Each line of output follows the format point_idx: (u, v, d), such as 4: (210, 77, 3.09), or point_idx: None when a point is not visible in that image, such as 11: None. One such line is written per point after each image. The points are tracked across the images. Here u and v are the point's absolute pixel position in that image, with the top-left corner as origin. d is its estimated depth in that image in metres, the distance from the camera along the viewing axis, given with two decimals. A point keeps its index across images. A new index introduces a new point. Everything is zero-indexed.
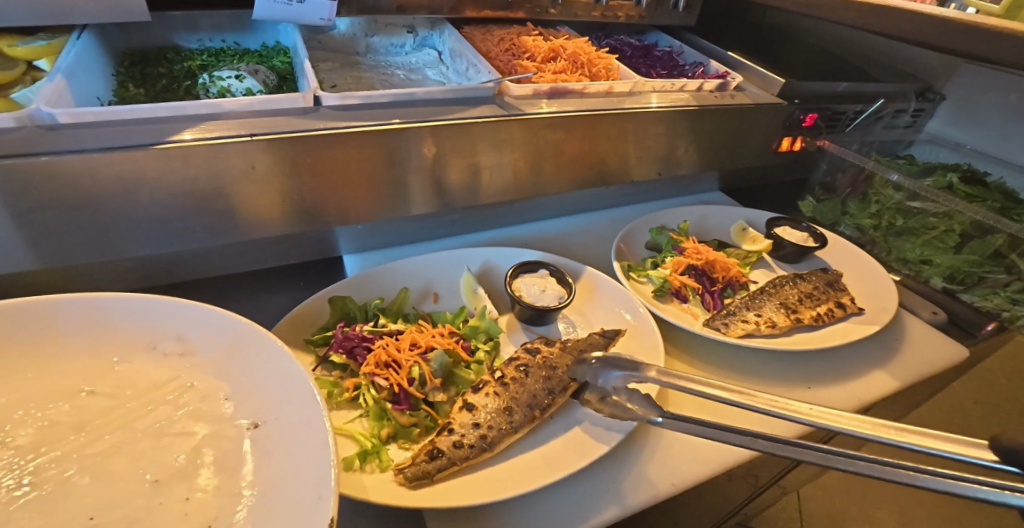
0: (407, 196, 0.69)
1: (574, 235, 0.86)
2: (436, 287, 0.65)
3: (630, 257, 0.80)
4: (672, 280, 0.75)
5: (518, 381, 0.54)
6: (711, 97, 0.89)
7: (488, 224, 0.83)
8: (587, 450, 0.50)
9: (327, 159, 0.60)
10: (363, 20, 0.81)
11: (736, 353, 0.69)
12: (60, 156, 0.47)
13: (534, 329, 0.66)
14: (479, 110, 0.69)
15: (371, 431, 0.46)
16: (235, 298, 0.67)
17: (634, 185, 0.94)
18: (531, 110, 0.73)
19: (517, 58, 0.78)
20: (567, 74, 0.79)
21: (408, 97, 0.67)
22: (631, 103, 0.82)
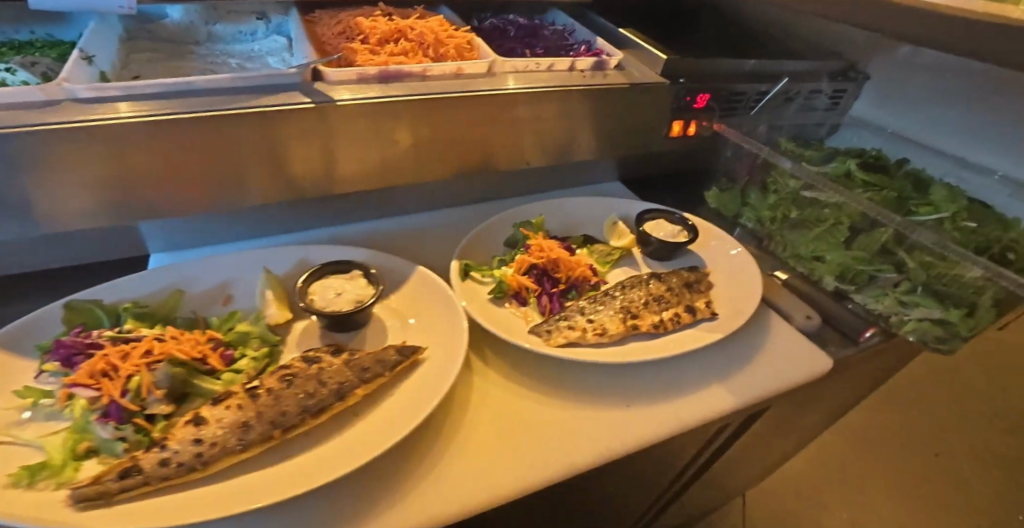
0: (215, 190, 0.65)
1: (428, 233, 0.83)
2: (232, 290, 0.61)
3: (478, 258, 0.75)
4: (512, 280, 0.70)
5: (272, 393, 0.50)
6: (581, 77, 0.83)
7: (332, 215, 0.80)
8: (323, 471, 0.45)
9: (89, 153, 0.55)
10: (199, 7, 0.77)
11: (559, 368, 0.65)
12: None
13: (334, 334, 0.60)
14: (282, 94, 0.64)
15: (62, 444, 0.43)
16: (27, 298, 0.63)
17: (504, 174, 0.91)
18: (348, 96, 0.66)
19: (347, 40, 0.71)
20: (405, 56, 0.72)
21: (189, 86, 0.61)
22: (481, 85, 0.76)
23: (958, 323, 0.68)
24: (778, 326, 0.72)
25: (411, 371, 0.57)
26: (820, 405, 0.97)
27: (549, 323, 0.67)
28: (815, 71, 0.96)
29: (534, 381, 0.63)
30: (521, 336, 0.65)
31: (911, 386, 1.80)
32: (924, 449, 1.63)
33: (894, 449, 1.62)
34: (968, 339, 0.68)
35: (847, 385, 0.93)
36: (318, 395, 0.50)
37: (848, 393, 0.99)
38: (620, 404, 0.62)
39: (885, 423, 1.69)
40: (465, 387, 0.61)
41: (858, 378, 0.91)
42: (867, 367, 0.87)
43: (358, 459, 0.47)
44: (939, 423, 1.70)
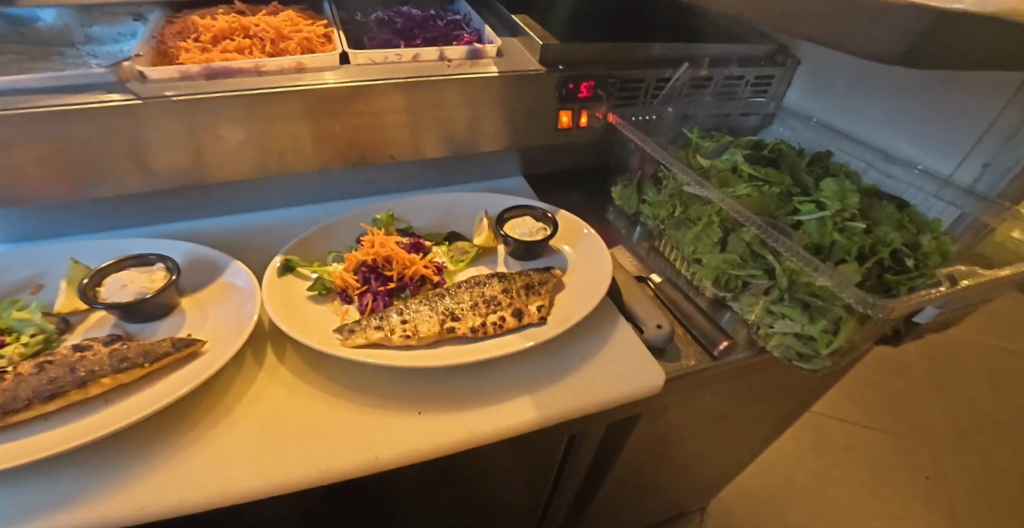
0: (43, 185, 0.67)
1: (291, 228, 0.82)
2: (44, 279, 0.63)
3: (320, 250, 0.75)
4: (335, 277, 0.68)
5: (16, 377, 0.50)
6: (443, 67, 0.79)
7: (192, 207, 0.80)
8: (26, 457, 0.45)
9: None
10: (74, 11, 0.79)
11: (363, 370, 0.63)
12: None
13: (126, 324, 0.61)
14: (93, 94, 0.64)
15: None
16: None
17: (380, 171, 0.88)
18: (173, 92, 0.67)
19: (182, 39, 0.73)
20: (238, 52, 0.72)
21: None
22: (321, 77, 0.74)
23: (819, 339, 0.62)
24: (616, 337, 0.66)
25: (191, 361, 0.57)
26: (718, 425, 0.90)
27: (359, 321, 0.63)
28: (726, 56, 0.87)
29: (328, 381, 0.61)
30: (328, 335, 0.63)
31: (896, 405, 1.72)
32: (915, 469, 1.56)
33: (874, 470, 1.55)
34: (833, 355, 0.63)
35: (741, 404, 0.84)
36: (59, 382, 0.50)
37: (752, 413, 0.91)
38: (406, 412, 0.59)
39: (864, 441, 1.62)
40: (247, 384, 0.59)
41: (751, 396, 0.83)
42: (752, 384, 0.79)
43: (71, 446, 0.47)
44: (921, 443, 1.63)
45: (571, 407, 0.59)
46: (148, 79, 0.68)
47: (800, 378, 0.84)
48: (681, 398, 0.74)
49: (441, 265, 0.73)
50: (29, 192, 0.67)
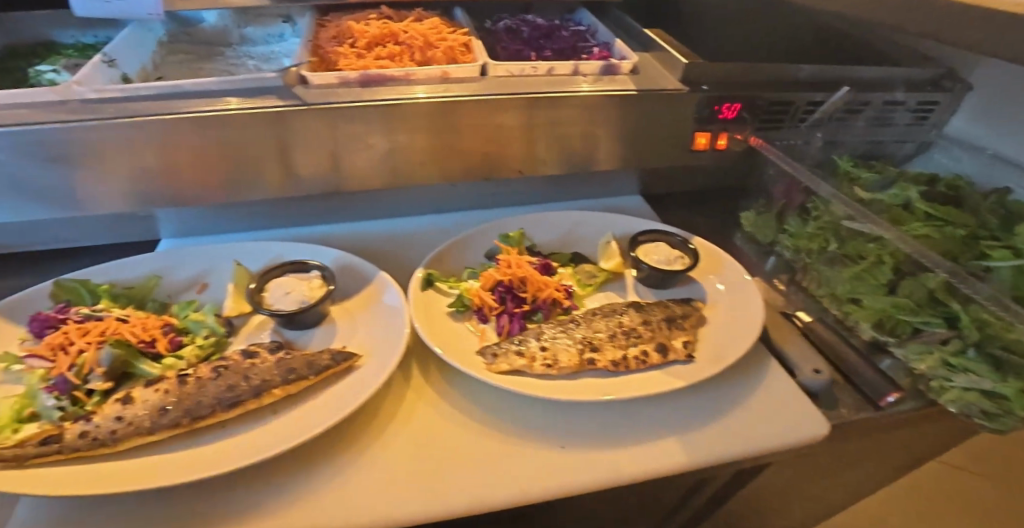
0: (209, 184, 0.69)
1: (419, 238, 0.82)
2: (208, 279, 0.65)
3: (452, 265, 0.74)
4: (473, 295, 0.66)
5: (199, 381, 0.53)
6: (581, 82, 0.76)
7: (326, 211, 0.81)
8: (211, 465, 0.47)
9: (102, 148, 0.62)
10: (232, 12, 0.83)
11: (503, 397, 0.61)
12: None
13: (285, 331, 0.62)
14: (260, 97, 0.66)
15: (9, 408, 0.48)
16: (49, 268, 0.71)
17: (504, 183, 0.86)
18: (328, 100, 0.68)
19: (338, 44, 0.74)
20: (391, 59, 0.73)
21: (180, 89, 0.64)
22: (467, 87, 0.73)
23: (1015, 400, 0.55)
24: (769, 381, 0.62)
25: (343, 378, 0.58)
26: (847, 471, 0.83)
27: (500, 346, 0.62)
28: (888, 79, 0.79)
29: (470, 406, 0.60)
30: (466, 358, 0.61)
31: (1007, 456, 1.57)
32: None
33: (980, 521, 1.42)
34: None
35: (884, 455, 0.77)
36: (238, 391, 0.52)
37: (886, 464, 0.83)
38: (552, 446, 0.56)
39: (967, 489, 1.49)
40: (396, 401, 0.59)
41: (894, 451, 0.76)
42: (902, 436, 0.72)
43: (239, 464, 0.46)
44: None
45: (732, 454, 0.55)
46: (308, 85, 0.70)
47: (951, 437, 0.76)
48: (825, 450, 0.68)
49: (570, 288, 0.69)
50: (192, 191, 0.70)
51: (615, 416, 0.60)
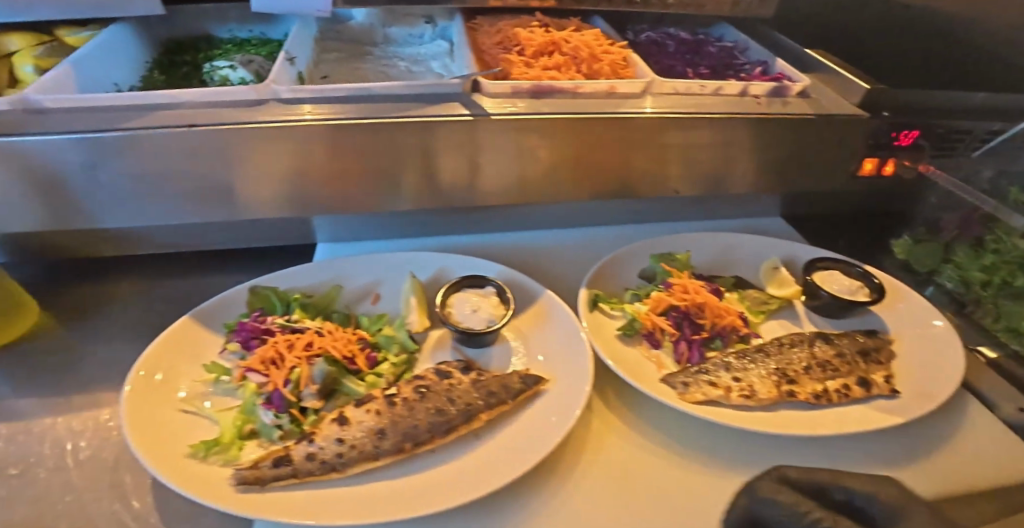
0: (371, 189, 0.65)
1: (558, 254, 0.74)
2: (381, 288, 0.64)
3: (606, 288, 0.65)
4: (645, 319, 0.59)
5: (406, 404, 0.51)
6: (753, 103, 0.66)
7: (468, 228, 0.75)
8: (435, 498, 0.44)
9: (291, 153, 0.59)
10: (379, 11, 0.81)
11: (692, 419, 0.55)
12: (37, 137, 0.52)
13: (464, 349, 0.60)
14: (449, 107, 0.61)
15: (232, 423, 0.47)
16: (206, 270, 0.70)
17: (650, 203, 0.77)
18: (500, 111, 0.62)
19: (505, 53, 0.68)
20: (558, 71, 0.65)
21: (368, 92, 0.61)
22: (636, 104, 0.65)
23: None
24: (979, 423, 0.56)
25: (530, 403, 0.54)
26: None
27: (685, 374, 0.55)
28: None
29: (659, 433, 0.54)
30: (649, 384, 0.54)
31: None
32: None
33: None
34: None
35: None
36: (450, 416, 0.50)
37: None
38: (756, 473, 0.49)
39: None
40: (585, 426, 0.54)
41: None
42: None
43: (443, 505, 0.43)
44: None
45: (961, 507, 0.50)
46: (483, 93, 0.64)
47: None
48: None
49: (744, 315, 0.60)
50: (350, 198, 0.65)
51: (817, 449, 0.53)
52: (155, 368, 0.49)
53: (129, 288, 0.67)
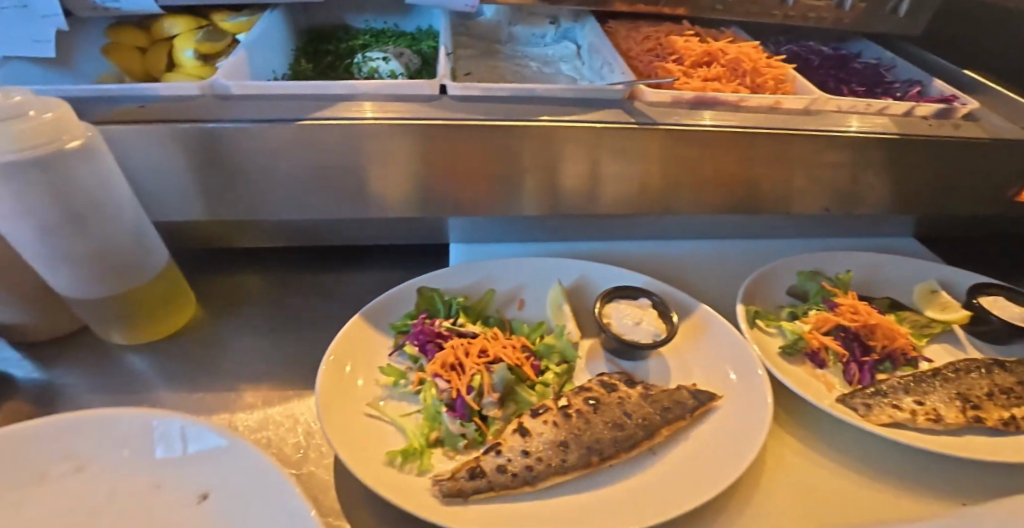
0: (514, 192, 0.63)
1: (697, 265, 0.71)
2: (524, 294, 0.62)
3: (761, 302, 0.63)
4: (811, 338, 0.57)
5: (581, 416, 0.49)
6: (924, 125, 0.63)
7: (597, 234, 0.73)
8: (635, 514, 0.42)
9: (458, 152, 0.58)
10: (509, 8, 0.79)
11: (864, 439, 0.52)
12: (223, 124, 0.52)
13: (620, 362, 0.57)
14: (619, 114, 0.59)
15: (419, 430, 0.47)
16: (341, 267, 0.70)
17: (790, 221, 0.73)
18: (668, 121, 0.59)
19: (660, 60, 0.66)
20: (722, 83, 0.63)
21: (529, 93, 0.60)
22: (808, 123, 0.61)
23: None
24: None
25: (703, 419, 0.51)
26: None
27: (862, 394, 0.53)
28: None
29: (834, 450, 0.51)
30: (826, 403, 0.52)
31: None
32: None
33: None
34: None
35: None
36: (631, 431, 0.48)
37: None
38: (949, 498, 0.47)
39: None
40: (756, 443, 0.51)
41: None
42: None
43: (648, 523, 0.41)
44: None
45: None
46: (643, 99, 0.62)
47: None
48: None
49: (913, 341, 0.58)
50: (497, 200, 0.64)
51: (1010, 477, 0.49)
52: (339, 361, 0.51)
53: (258, 281, 0.67)
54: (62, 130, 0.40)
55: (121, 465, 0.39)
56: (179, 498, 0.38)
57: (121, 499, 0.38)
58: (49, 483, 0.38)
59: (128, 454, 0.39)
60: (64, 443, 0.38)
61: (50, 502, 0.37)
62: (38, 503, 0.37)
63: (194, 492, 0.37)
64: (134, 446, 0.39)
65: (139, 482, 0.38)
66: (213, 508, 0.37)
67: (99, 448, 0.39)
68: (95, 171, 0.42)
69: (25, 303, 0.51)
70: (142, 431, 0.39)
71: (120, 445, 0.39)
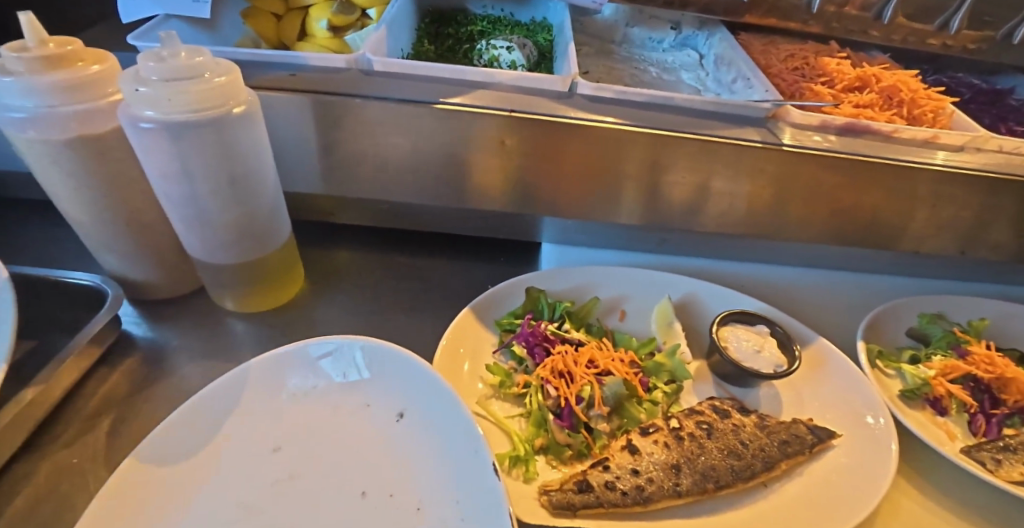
0: (622, 202, 0.62)
1: (806, 294, 0.67)
2: (626, 305, 0.63)
3: (881, 339, 0.60)
4: (935, 385, 0.54)
5: (695, 440, 0.50)
6: None
7: (706, 252, 0.70)
8: None
9: (578, 152, 0.58)
10: (629, 8, 0.76)
11: (992, 500, 0.49)
12: (367, 101, 0.56)
13: (728, 387, 0.57)
14: (747, 132, 0.57)
15: (527, 435, 0.50)
16: (438, 254, 0.71)
17: (914, 262, 0.68)
18: (806, 143, 0.57)
19: (807, 80, 0.65)
20: (874, 111, 0.61)
21: (666, 102, 0.59)
22: (959, 159, 0.57)
23: None
24: None
25: (819, 456, 0.50)
26: None
27: (990, 447, 0.49)
28: None
29: (958, 509, 0.48)
30: (948, 451, 0.50)
31: None
32: None
33: None
34: None
35: None
36: (751, 464, 0.48)
37: None
38: None
39: None
40: None
41: None
42: None
43: None
44: None
45: None
46: (789, 120, 0.59)
47: None
48: None
49: None
50: (604, 210, 0.63)
51: None
52: (452, 353, 0.55)
53: (357, 260, 0.69)
54: (229, 96, 0.43)
55: (335, 386, 0.46)
56: (388, 417, 0.44)
57: (342, 416, 0.45)
58: (294, 398, 0.45)
59: (343, 377, 0.46)
60: (299, 367, 0.46)
61: (290, 415, 0.45)
62: (288, 414, 0.45)
63: (397, 414, 0.44)
64: (351, 368, 0.46)
65: (351, 402, 0.45)
66: (412, 434, 0.43)
67: (326, 370, 0.46)
68: (250, 139, 0.47)
69: (153, 264, 0.53)
70: (349, 356, 0.46)
71: (339, 368, 0.46)
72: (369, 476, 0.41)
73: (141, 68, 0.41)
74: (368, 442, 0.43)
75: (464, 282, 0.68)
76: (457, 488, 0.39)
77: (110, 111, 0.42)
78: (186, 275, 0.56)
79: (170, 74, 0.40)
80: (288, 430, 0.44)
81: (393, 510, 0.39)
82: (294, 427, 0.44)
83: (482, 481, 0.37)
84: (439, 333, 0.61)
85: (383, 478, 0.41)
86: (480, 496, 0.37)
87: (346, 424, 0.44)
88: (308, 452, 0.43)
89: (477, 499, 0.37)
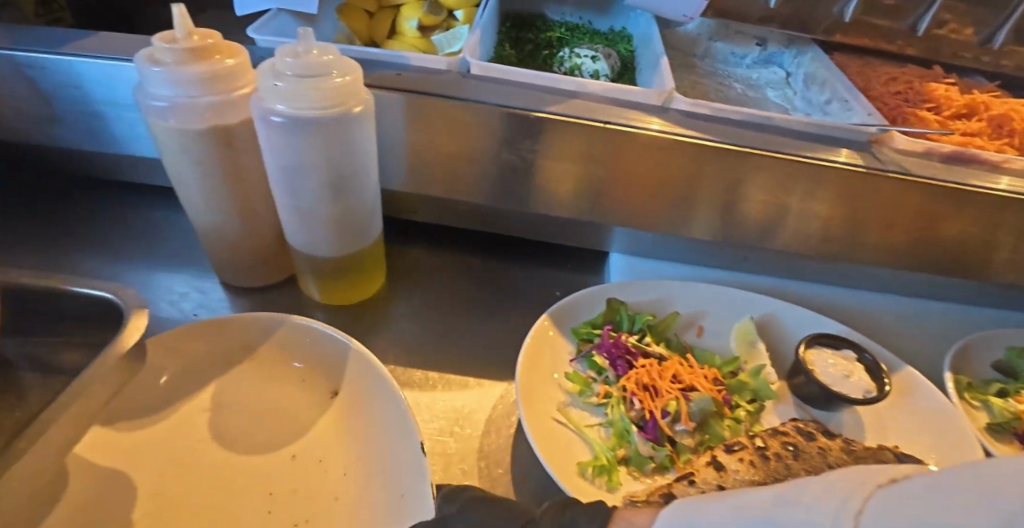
0: (707, 218, 0.62)
1: (883, 319, 0.66)
2: (704, 321, 0.62)
3: (969, 371, 0.59)
4: None
5: (781, 460, 0.48)
6: None
7: (781, 271, 0.69)
8: None
9: (667, 165, 0.58)
10: (714, 22, 0.76)
11: None
12: (468, 103, 0.56)
13: (809, 408, 0.57)
14: (841, 155, 0.57)
15: (610, 446, 0.50)
16: (512, 259, 0.71)
17: (998, 294, 0.67)
18: (901, 167, 0.57)
19: (910, 106, 0.65)
20: (983, 140, 0.60)
21: (762, 121, 0.60)
22: None
23: None
24: None
25: None
26: None
27: None
28: None
29: None
30: None
31: None
32: None
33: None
34: None
35: None
36: None
37: None
38: None
39: None
40: None
41: None
42: None
43: None
44: None
45: None
46: (891, 146, 0.59)
47: None
48: None
49: None
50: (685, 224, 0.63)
51: None
52: (535, 361, 0.56)
53: (432, 259, 0.69)
54: (352, 96, 0.44)
55: (278, 360, 0.52)
56: (324, 393, 0.50)
57: (279, 387, 0.51)
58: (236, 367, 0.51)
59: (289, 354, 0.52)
60: (242, 338, 0.52)
61: (230, 383, 0.51)
62: (229, 381, 0.51)
63: (332, 391, 0.50)
64: (298, 348, 0.52)
65: (288, 375, 0.51)
66: (347, 411, 0.49)
67: (272, 346, 0.52)
68: (364, 143, 0.47)
69: (251, 255, 0.54)
70: (294, 335, 0.52)
71: (286, 345, 0.52)
72: (324, 448, 0.47)
73: (277, 62, 0.42)
74: (304, 412, 0.49)
75: (539, 288, 0.68)
76: (380, 462, 0.44)
77: (239, 105, 0.43)
78: (277, 265, 0.57)
79: (303, 71, 0.41)
80: (229, 397, 0.50)
81: (321, 475, 0.45)
82: (234, 396, 0.50)
83: (406, 458, 0.43)
84: (518, 338, 0.61)
85: (315, 447, 0.47)
86: (407, 470, 0.42)
87: (283, 395, 0.50)
88: (245, 417, 0.49)
89: (399, 468, 0.43)
